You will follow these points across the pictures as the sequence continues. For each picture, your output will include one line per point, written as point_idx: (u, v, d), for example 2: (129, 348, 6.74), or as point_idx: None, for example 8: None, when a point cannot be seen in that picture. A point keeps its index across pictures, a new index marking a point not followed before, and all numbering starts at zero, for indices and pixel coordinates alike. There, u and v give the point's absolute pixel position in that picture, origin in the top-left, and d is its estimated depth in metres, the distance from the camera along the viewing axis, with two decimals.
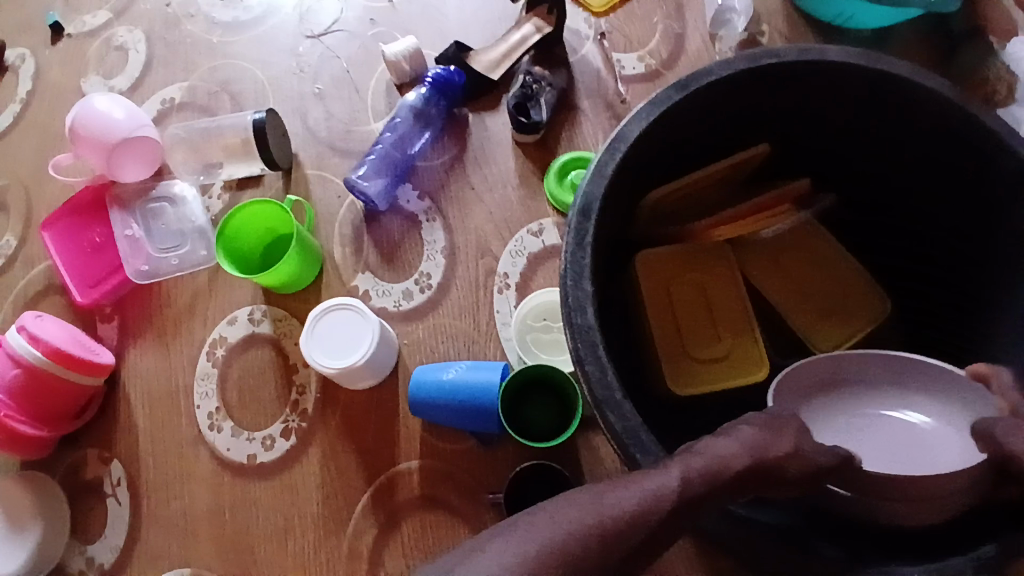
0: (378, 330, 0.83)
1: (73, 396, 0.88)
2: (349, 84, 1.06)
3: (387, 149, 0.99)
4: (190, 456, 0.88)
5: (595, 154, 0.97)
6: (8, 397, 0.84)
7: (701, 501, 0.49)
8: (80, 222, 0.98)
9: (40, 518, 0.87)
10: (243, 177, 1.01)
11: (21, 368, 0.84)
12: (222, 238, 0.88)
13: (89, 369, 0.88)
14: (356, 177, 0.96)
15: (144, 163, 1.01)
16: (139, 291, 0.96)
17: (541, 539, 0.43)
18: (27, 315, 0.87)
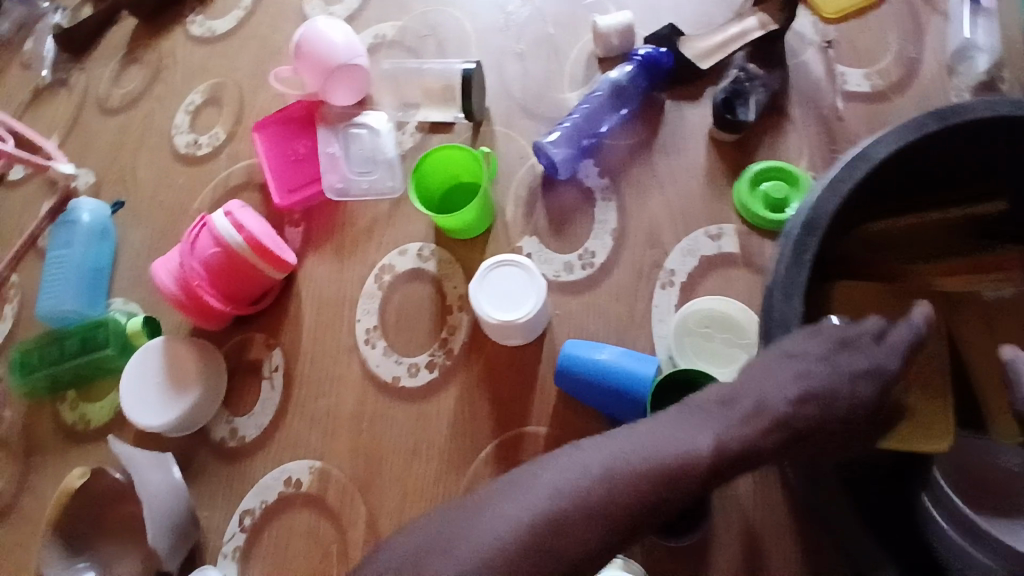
0: (545, 294, 0.84)
1: (256, 285, 0.95)
2: (552, 49, 1.06)
3: (581, 120, 0.97)
4: (343, 363, 0.96)
5: (792, 167, 0.93)
6: (206, 272, 0.90)
7: (733, 463, 0.56)
8: (288, 130, 1.06)
9: (204, 385, 0.93)
10: (436, 122, 1.06)
11: (222, 249, 0.90)
12: (416, 168, 0.92)
13: (276, 264, 0.94)
14: (545, 140, 0.95)
15: (352, 91, 1.07)
16: (325, 204, 1.04)
17: (586, 481, 0.54)
18: (232, 203, 0.94)
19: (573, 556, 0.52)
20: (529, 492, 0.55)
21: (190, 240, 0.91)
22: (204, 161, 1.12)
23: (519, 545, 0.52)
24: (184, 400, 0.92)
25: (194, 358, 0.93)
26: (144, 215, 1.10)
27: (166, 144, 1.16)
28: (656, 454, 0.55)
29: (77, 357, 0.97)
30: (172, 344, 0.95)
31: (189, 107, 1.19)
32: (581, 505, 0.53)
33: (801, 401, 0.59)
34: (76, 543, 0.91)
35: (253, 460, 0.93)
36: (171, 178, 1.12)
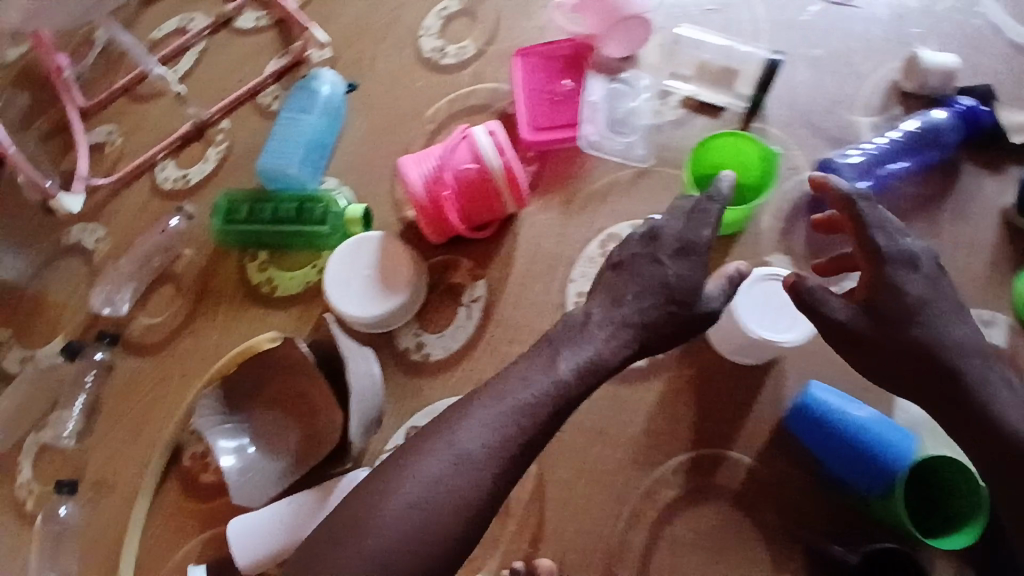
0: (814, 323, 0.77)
1: (489, 213, 0.89)
2: (849, 71, 1.00)
3: (882, 153, 0.92)
4: (547, 318, 0.91)
5: None
6: (456, 186, 0.85)
7: (577, 395, 0.64)
8: (550, 66, 1.00)
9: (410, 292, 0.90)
10: (704, 103, 1.00)
11: (479, 168, 0.84)
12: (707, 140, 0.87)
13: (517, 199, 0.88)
14: (839, 160, 0.92)
15: (626, 45, 1.00)
16: (568, 152, 0.99)
17: (494, 425, 0.61)
18: (491, 121, 0.87)
19: (484, 481, 0.60)
20: (482, 412, 0.62)
21: (450, 149, 0.86)
22: (448, 72, 1.08)
23: (442, 476, 0.59)
24: (389, 301, 0.89)
25: (408, 264, 0.90)
26: (373, 105, 1.07)
27: (409, 40, 1.11)
28: (569, 362, 0.64)
29: (287, 224, 0.95)
30: (389, 243, 0.91)
31: (441, 12, 1.11)
32: (452, 480, 0.59)
33: (645, 313, 0.65)
34: (235, 403, 0.86)
35: (433, 382, 0.90)
36: (410, 76, 1.09)
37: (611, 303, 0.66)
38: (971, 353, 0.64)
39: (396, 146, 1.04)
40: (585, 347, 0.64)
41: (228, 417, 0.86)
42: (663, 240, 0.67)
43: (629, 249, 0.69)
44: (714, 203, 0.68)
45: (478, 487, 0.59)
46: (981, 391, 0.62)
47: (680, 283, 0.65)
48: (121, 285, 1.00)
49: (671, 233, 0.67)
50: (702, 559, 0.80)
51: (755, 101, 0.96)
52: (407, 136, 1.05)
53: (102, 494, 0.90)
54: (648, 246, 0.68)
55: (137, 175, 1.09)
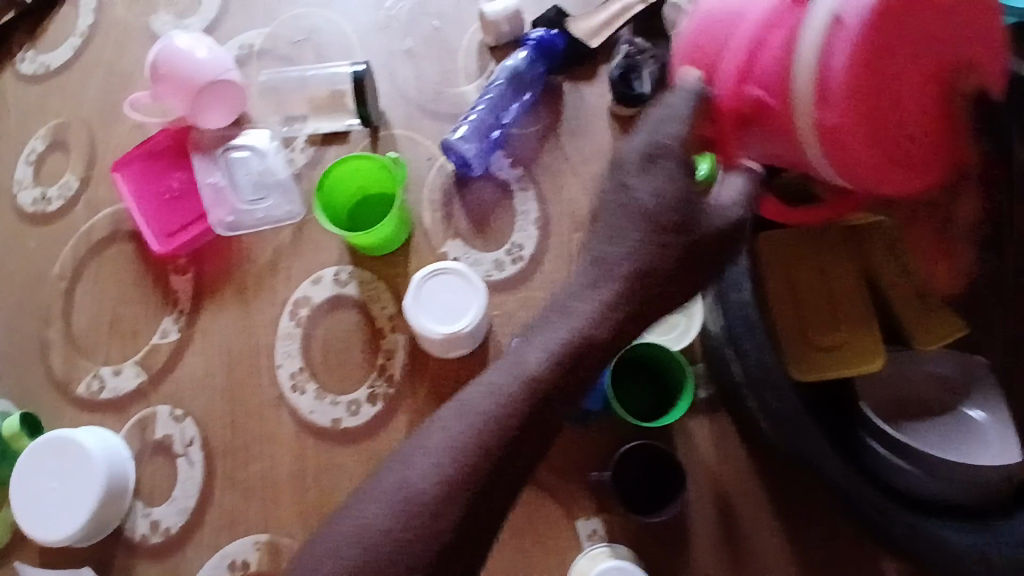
0: (483, 297, 0.78)
1: (787, 158, 0.60)
2: (446, 42, 1.01)
3: (487, 110, 0.95)
4: (271, 418, 0.86)
5: None
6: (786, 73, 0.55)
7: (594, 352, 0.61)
8: (155, 167, 0.93)
9: (104, 481, 0.82)
10: (328, 133, 0.97)
11: (851, 121, 0.54)
12: (330, 168, 0.83)
13: (893, 143, 0.57)
14: (453, 137, 0.92)
15: (226, 109, 0.95)
16: (218, 243, 0.92)
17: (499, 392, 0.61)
18: None
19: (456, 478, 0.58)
20: (488, 398, 0.61)
21: (784, 47, 0.55)
22: (59, 218, 0.96)
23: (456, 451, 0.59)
24: (85, 505, 0.81)
25: (85, 453, 0.82)
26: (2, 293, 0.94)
27: (9, 204, 0.98)
28: (546, 336, 0.62)
29: None
30: (58, 446, 0.83)
31: (30, 156, 1.00)
32: (474, 446, 0.59)
33: (643, 253, 0.60)
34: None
35: (190, 545, 0.84)
36: (22, 244, 0.96)
37: (602, 235, 0.62)
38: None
39: (45, 322, 0.93)
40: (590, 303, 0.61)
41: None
42: (625, 163, 0.61)
43: (657, 166, 0.59)
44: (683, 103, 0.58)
45: (473, 485, 0.58)
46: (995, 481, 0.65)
47: (726, 218, 0.60)
48: None
49: (636, 147, 0.60)
50: (506, 551, 0.81)
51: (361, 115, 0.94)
52: (49, 307, 0.93)
53: None
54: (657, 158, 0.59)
55: None
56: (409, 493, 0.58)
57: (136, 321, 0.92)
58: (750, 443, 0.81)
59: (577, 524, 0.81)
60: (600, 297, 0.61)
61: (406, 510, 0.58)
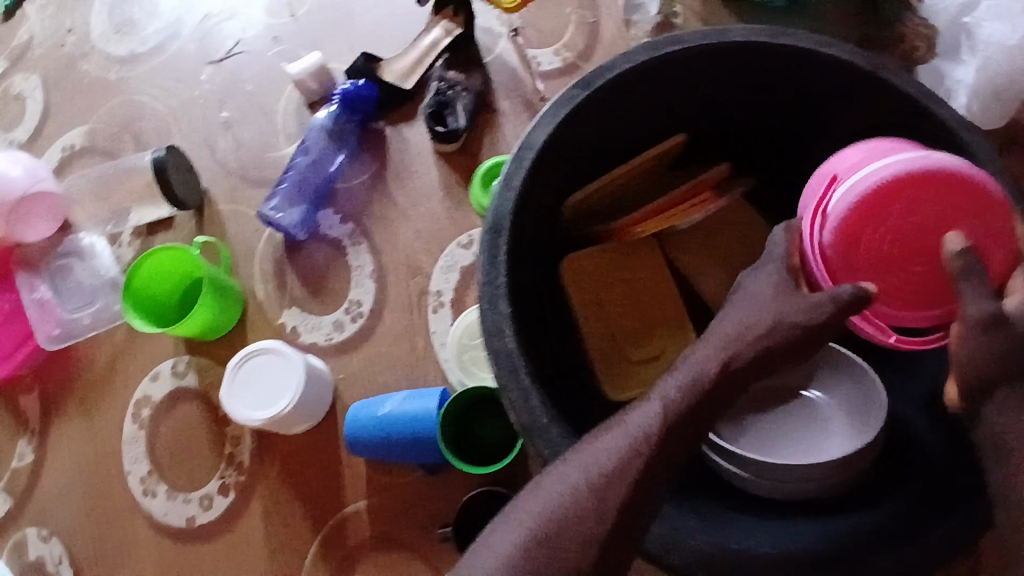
0: (300, 369, 0.79)
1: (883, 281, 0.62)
2: (263, 107, 1.00)
3: (300, 173, 0.94)
4: (128, 527, 0.84)
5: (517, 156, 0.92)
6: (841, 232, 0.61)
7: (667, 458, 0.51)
8: None
9: None
10: (152, 222, 0.95)
11: (841, 250, 0.62)
12: (136, 268, 0.82)
13: (905, 290, 0.63)
14: (267, 209, 0.91)
15: (47, 219, 0.94)
16: (56, 354, 0.91)
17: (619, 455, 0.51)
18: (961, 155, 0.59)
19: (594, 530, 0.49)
20: (603, 451, 0.51)
21: (856, 195, 0.61)
22: None
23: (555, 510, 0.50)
24: None
25: None
26: None
27: None
28: (592, 453, 0.52)
29: None
30: None
31: None
32: (569, 522, 0.49)
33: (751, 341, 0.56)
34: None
35: None
36: None
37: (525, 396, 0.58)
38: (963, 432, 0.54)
39: None
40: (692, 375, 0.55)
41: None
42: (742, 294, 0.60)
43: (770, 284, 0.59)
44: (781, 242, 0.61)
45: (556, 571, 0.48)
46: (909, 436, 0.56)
47: (841, 303, 0.55)
48: None
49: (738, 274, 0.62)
50: None
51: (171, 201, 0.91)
52: None
53: None
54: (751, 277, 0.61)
55: None
56: None
57: None
58: None
59: None
60: (663, 403, 0.53)
61: None
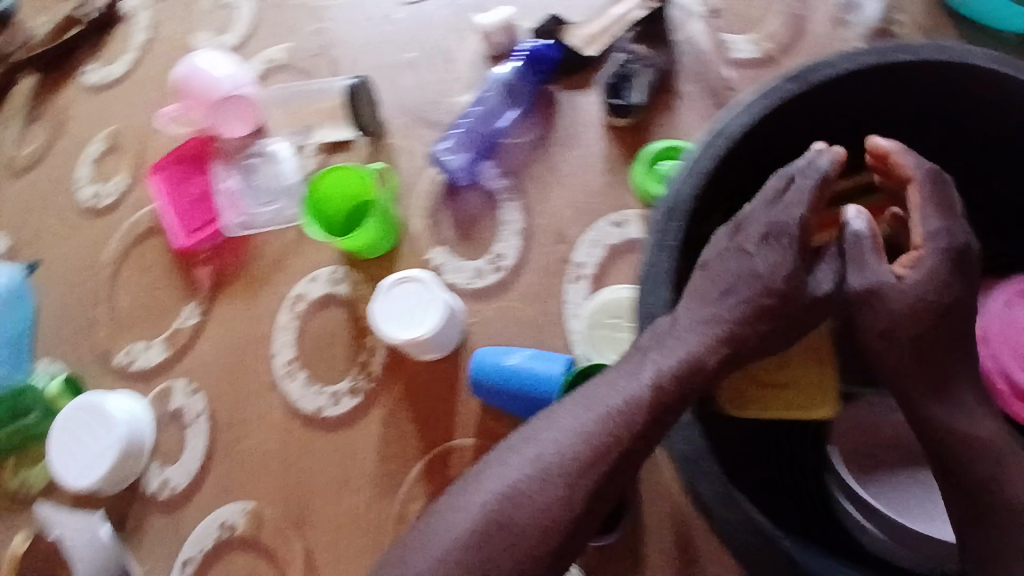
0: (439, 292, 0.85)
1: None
2: (447, 51, 1.05)
3: (474, 122, 0.98)
4: (263, 403, 0.94)
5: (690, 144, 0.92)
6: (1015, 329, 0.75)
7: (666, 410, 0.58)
8: (184, 169, 1.04)
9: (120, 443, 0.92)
10: (335, 142, 1.04)
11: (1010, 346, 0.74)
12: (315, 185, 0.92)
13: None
14: (440, 149, 0.96)
15: (245, 121, 1.05)
16: (232, 239, 1.02)
17: (581, 432, 0.57)
18: None
19: (557, 509, 0.55)
20: (613, 394, 0.59)
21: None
22: (110, 211, 1.11)
23: (513, 497, 0.56)
24: (103, 463, 0.92)
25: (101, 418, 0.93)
26: (65, 276, 1.11)
27: (74, 200, 1.15)
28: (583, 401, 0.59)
29: (10, 426, 1.02)
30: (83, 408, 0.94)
31: (91, 159, 1.18)
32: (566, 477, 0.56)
33: (750, 314, 0.61)
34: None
35: (187, 507, 0.93)
36: (83, 234, 1.12)
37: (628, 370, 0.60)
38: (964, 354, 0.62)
39: (92, 303, 1.07)
40: (680, 349, 0.60)
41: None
42: (747, 229, 0.64)
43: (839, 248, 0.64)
44: (803, 175, 0.63)
45: (543, 502, 0.55)
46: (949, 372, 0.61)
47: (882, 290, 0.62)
48: None
49: (758, 222, 0.63)
50: None
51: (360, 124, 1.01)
52: (94, 291, 1.08)
53: None
54: (853, 244, 0.64)
55: None
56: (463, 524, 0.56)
57: (160, 307, 1.03)
58: None
59: None
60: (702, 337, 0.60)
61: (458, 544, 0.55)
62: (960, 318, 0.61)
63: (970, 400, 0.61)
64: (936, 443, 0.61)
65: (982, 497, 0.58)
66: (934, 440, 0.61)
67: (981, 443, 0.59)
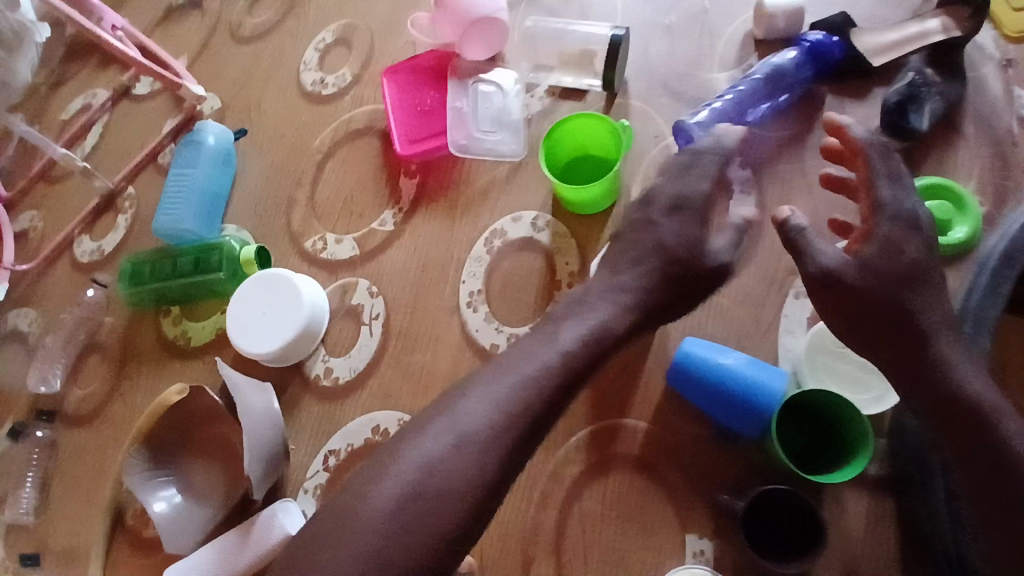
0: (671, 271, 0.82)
1: None
2: (709, 26, 1.01)
3: (733, 103, 0.91)
4: (443, 323, 0.94)
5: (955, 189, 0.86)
6: None
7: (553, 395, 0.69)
8: (418, 79, 1.04)
9: (305, 321, 0.93)
10: (568, 89, 1.02)
11: None
12: (560, 127, 0.89)
13: None
14: (689, 120, 0.90)
15: (486, 46, 1.04)
16: (445, 159, 1.02)
17: (499, 402, 0.67)
18: None
19: (485, 466, 0.64)
20: (528, 364, 0.70)
21: None
22: (329, 101, 1.13)
23: (428, 465, 0.64)
24: (285, 335, 0.92)
25: (295, 292, 0.94)
26: (266, 148, 1.13)
27: (293, 80, 1.17)
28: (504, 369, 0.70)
29: (191, 278, 1.00)
30: (277, 280, 0.95)
31: (318, 45, 1.18)
32: (488, 434, 0.65)
33: (653, 279, 0.78)
34: (163, 456, 0.91)
35: (345, 401, 0.93)
36: (297, 115, 1.14)
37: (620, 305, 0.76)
38: (940, 310, 0.68)
39: (290, 182, 1.09)
40: (591, 317, 0.75)
41: (157, 472, 0.90)
42: (656, 202, 0.81)
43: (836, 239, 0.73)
44: (710, 159, 0.81)
45: (466, 466, 0.64)
46: (929, 337, 0.67)
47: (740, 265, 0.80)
48: (53, 362, 1.05)
49: (669, 194, 0.81)
50: (610, 530, 0.80)
51: (607, 79, 0.97)
52: (297, 172, 1.10)
53: (72, 562, 0.98)
54: (799, 234, 0.73)
55: (61, 255, 1.15)
56: (428, 464, 0.64)
57: (359, 204, 1.04)
58: (904, 530, 0.76)
59: (688, 537, 0.79)
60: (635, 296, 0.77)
61: (420, 494, 0.63)
62: (932, 284, 0.68)
63: (962, 361, 0.66)
64: (938, 405, 0.65)
65: (991, 458, 0.62)
66: (947, 406, 0.65)
67: (982, 402, 0.64)
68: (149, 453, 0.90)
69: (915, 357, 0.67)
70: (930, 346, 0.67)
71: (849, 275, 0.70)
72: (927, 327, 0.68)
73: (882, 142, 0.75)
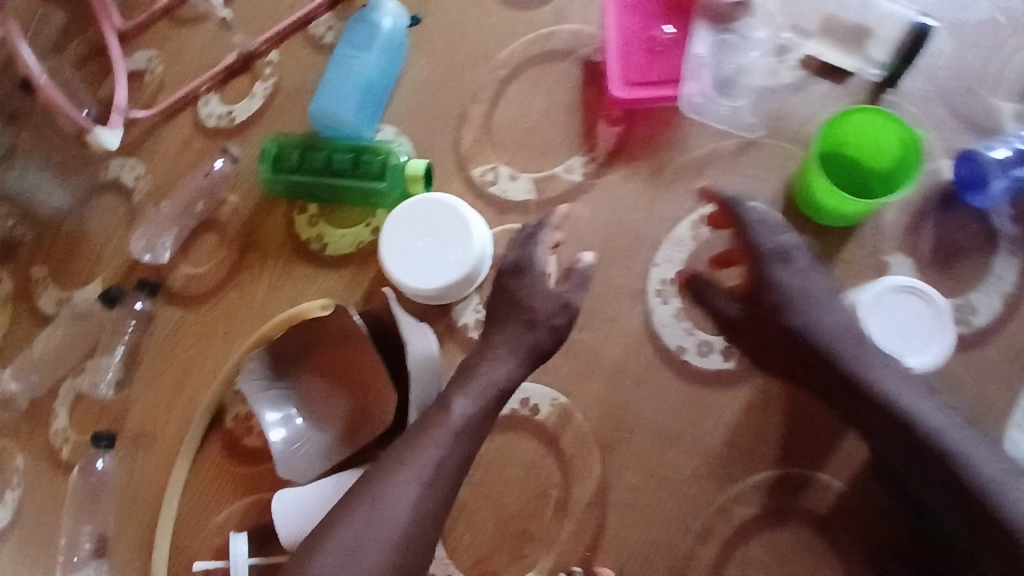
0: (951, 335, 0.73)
1: None
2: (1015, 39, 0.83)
3: None
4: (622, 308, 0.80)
5: None
6: None
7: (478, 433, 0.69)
8: (651, 10, 0.86)
9: (471, 265, 0.81)
10: (829, 66, 0.85)
11: None
12: (843, 116, 0.77)
13: None
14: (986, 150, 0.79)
15: None
16: (661, 113, 0.85)
17: (437, 461, 0.66)
18: None
19: (437, 505, 0.66)
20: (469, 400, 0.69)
21: None
22: (525, 11, 0.92)
23: (381, 510, 0.64)
24: (447, 275, 0.80)
25: (467, 228, 0.81)
26: (438, 43, 0.94)
27: None
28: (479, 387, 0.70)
29: (344, 180, 0.86)
30: (445, 208, 0.82)
31: None
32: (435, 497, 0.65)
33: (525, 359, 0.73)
34: (292, 370, 0.82)
35: None
36: (482, 13, 0.93)
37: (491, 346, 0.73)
38: (885, 370, 0.69)
39: (464, 94, 0.91)
40: (503, 363, 0.72)
41: (282, 387, 0.82)
42: (542, 254, 0.77)
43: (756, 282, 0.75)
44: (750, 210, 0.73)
45: (411, 518, 0.64)
46: (860, 374, 0.69)
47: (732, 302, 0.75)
48: (162, 229, 0.93)
49: (584, 268, 0.77)
50: None
51: (894, 69, 0.82)
52: (474, 81, 0.91)
53: (144, 445, 0.87)
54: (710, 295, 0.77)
55: (179, 108, 0.99)
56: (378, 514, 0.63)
57: (544, 140, 0.88)
58: None
59: None
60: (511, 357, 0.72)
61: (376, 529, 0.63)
62: (878, 354, 0.70)
63: (901, 389, 0.68)
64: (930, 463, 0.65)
65: (959, 484, 0.64)
66: (926, 451, 0.66)
67: (921, 418, 0.66)
68: (270, 359, 0.81)
69: (862, 397, 0.69)
70: (874, 389, 0.68)
71: (734, 314, 0.75)
72: (850, 355, 0.70)
73: (771, 221, 0.78)
